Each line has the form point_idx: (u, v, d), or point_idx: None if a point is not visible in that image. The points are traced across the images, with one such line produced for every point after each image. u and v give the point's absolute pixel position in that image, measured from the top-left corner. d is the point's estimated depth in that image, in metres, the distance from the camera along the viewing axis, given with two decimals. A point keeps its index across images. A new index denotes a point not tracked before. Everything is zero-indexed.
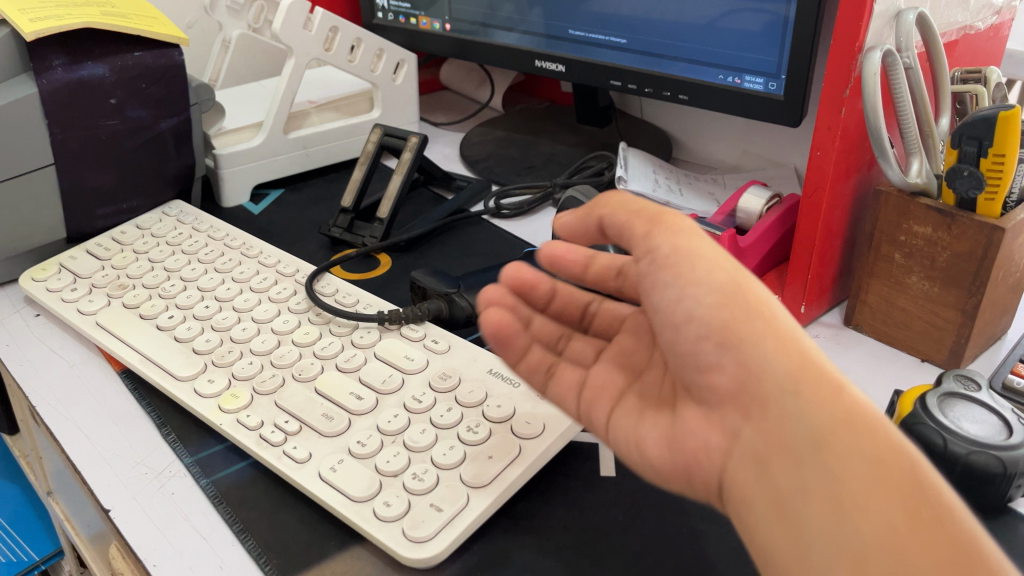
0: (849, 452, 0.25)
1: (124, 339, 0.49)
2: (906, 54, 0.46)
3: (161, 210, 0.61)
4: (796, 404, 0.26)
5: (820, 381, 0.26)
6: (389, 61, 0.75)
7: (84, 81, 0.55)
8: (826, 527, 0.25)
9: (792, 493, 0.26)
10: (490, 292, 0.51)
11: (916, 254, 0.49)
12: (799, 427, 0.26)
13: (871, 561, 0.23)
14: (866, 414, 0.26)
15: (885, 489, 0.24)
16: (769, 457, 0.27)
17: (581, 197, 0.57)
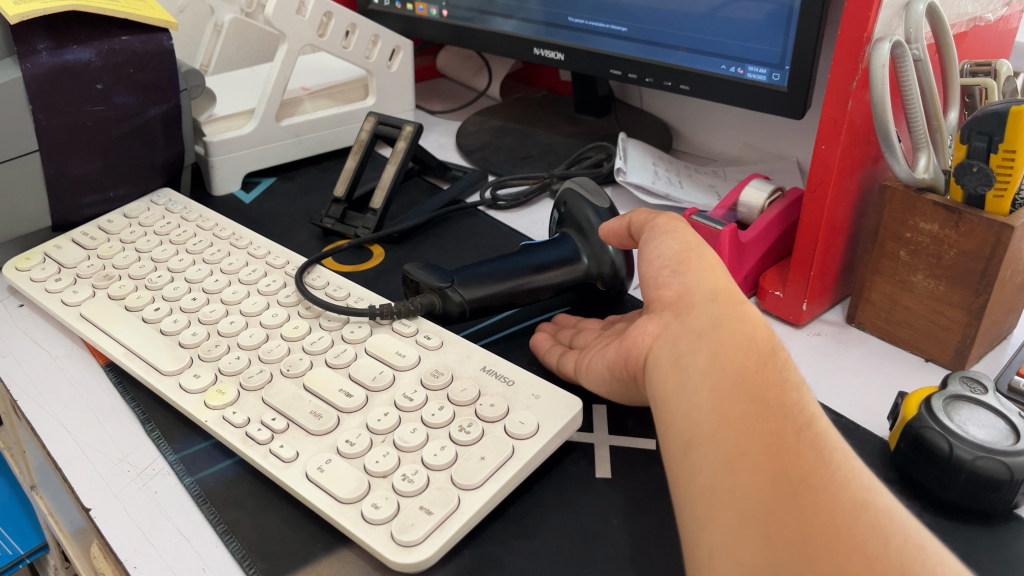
0: (743, 349, 0.35)
1: (108, 331, 0.48)
2: (916, 46, 0.45)
3: (150, 198, 0.60)
4: (710, 313, 0.37)
5: (744, 316, 0.36)
6: (385, 48, 0.73)
7: (69, 65, 0.53)
8: (712, 388, 0.33)
9: (699, 368, 0.35)
10: (485, 285, 0.50)
11: (922, 251, 0.48)
12: (710, 331, 0.36)
13: (735, 406, 0.32)
14: (768, 336, 0.36)
15: (762, 372, 0.33)
16: (685, 350, 0.36)
17: (581, 189, 0.56)
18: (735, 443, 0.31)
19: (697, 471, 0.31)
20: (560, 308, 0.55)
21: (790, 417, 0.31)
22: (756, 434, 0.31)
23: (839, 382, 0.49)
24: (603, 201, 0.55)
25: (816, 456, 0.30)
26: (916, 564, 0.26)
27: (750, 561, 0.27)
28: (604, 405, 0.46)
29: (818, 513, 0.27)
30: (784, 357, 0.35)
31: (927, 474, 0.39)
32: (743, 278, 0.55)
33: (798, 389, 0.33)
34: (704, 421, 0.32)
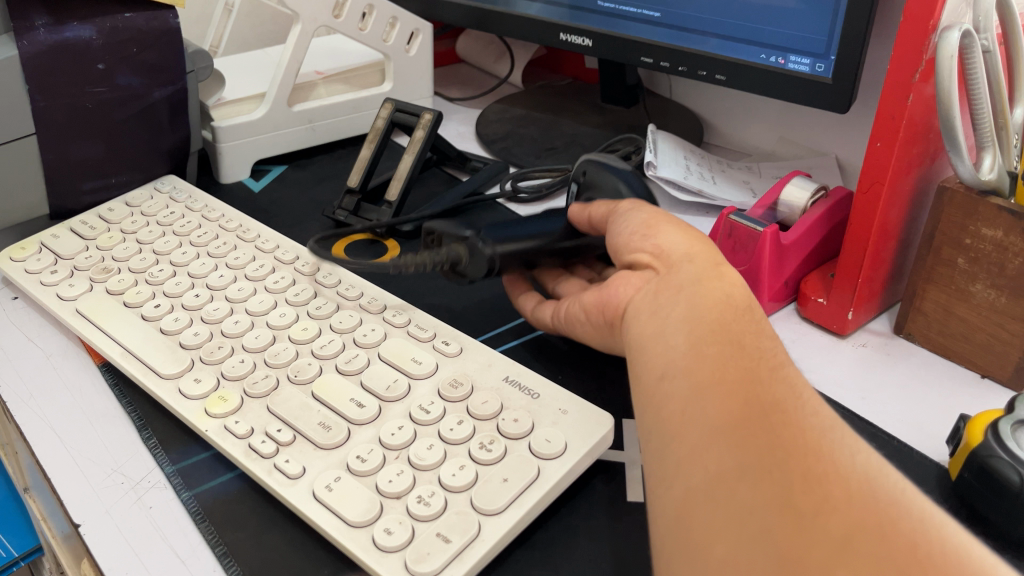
0: (723, 297, 0.33)
1: (105, 329, 0.45)
2: (985, 36, 0.41)
3: (154, 185, 0.57)
4: (691, 265, 0.35)
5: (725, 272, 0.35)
6: (403, 30, 0.70)
7: (69, 43, 0.50)
8: (688, 327, 0.32)
9: (676, 309, 0.33)
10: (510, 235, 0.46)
11: (984, 260, 0.44)
12: (690, 284, 0.34)
13: (710, 344, 0.31)
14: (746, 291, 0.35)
15: (739, 320, 0.32)
16: (663, 299, 0.34)
17: (603, 141, 0.53)
18: (709, 373, 0.30)
19: (667, 399, 0.30)
20: None
21: (765, 359, 0.30)
22: (732, 373, 0.29)
23: (888, 399, 0.45)
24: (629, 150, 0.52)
25: (790, 393, 0.29)
26: (888, 486, 0.25)
27: (716, 471, 0.26)
28: (635, 419, 0.42)
29: (791, 440, 0.26)
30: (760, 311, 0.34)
31: (995, 508, 0.36)
32: (782, 282, 0.51)
33: (772, 339, 0.32)
34: (678, 353, 0.31)
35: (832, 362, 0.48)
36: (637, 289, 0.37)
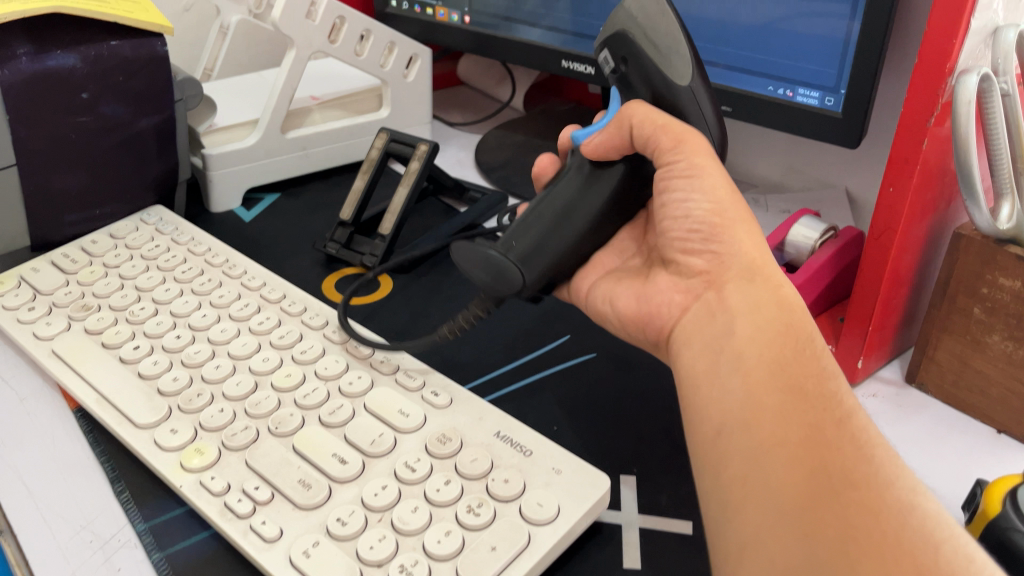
0: (780, 338, 0.34)
1: (81, 373, 0.43)
2: (1004, 79, 0.39)
3: (139, 217, 0.55)
4: (746, 298, 0.36)
5: (784, 302, 0.35)
6: (401, 55, 0.68)
7: (52, 72, 0.48)
8: (745, 374, 0.32)
9: (736, 354, 0.34)
10: (539, 248, 0.43)
11: (1001, 311, 0.42)
12: (744, 314, 0.35)
13: (770, 396, 0.31)
14: (805, 325, 0.35)
15: (798, 362, 0.32)
16: (720, 331, 0.35)
17: (653, 55, 0.42)
18: (769, 431, 0.30)
19: (726, 440, 0.31)
20: (586, 354, 0.49)
21: (828, 408, 0.30)
22: (791, 416, 0.30)
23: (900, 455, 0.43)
24: (679, 75, 0.42)
25: (856, 450, 0.29)
26: (943, 540, 0.26)
27: (783, 556, 0.27)
28: (633, 475, 0.40)
29: (852, 494, 0.27)
30: (820, 345, 0.34)
31: None
32: None
33: (835, 379, 0.32)
34: (736, 405, 0.32)
35: None
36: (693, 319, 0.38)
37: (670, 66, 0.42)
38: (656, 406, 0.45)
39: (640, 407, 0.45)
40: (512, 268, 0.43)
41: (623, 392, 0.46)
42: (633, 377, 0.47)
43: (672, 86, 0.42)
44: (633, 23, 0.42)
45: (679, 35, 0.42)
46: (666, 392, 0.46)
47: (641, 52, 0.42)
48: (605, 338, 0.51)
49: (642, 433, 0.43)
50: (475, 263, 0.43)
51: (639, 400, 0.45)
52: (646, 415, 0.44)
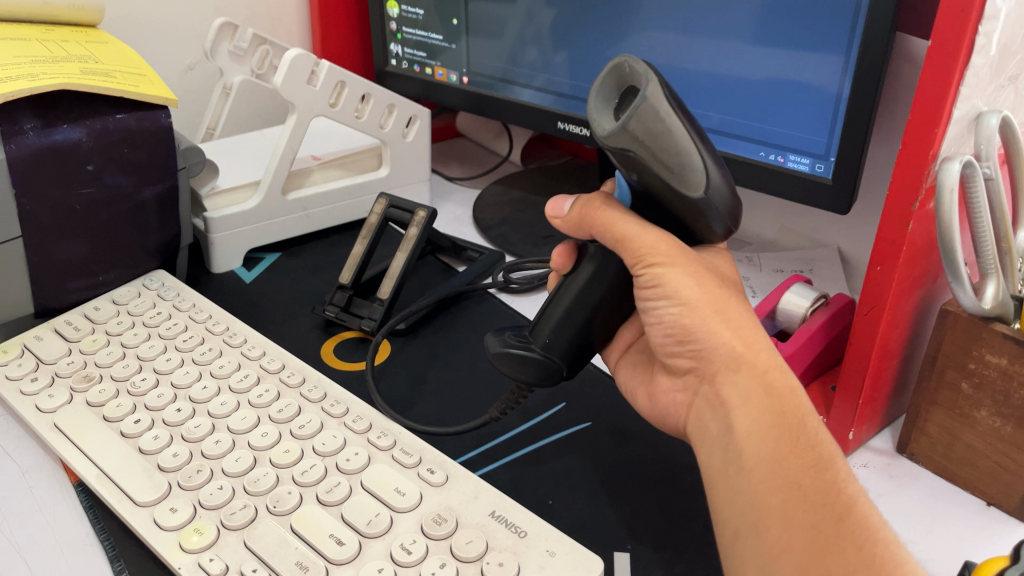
0: (775, 428, 0.36)
1: (82, 448, 0.43)
2: (987, 163, 0.40)
3: (142, 282, 0.56)
4: (739, 390, 0.38)
5: (771, 389, 0.37)
6: (400, 116, 0.70)
7: (58, 146, 0.50)
8: (748, 473, 0.35)
9: (738, 449, 0.36)
10: (563, 332, 0.45)
11: (989, 386, 0.43)
12: (740, 406, 0.37)
13: (773, 497, 0.34)
14: (798, 407, 0.37)
15: (794, 454, 0.35)
16: (725, 428, 0.38)
17: (666, 175, 0.37)
18: (778, 536, 0.33)
19: (744, 549, 0.34)
20: (580, 423, 0.50)
21: (825, 504, 0.33)
22: (798, 526, 0.33)
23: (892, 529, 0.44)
24: (693, 188, 0.37)
25: (859, 556, 0.32)
26: None
27: None
28: (628, 552, 0.41)
29: None
30: (813, 426, 0.36)
31: None
32: None
33: (830, 466, 0.35)
34: (747, 510, 0.34)
35: None
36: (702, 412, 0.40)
37: (684, 183, 0.37)
38: (651, 479, 0.46)
39: (634, 479, 0.45)
40: (540, 357, 0.45)
41: (618, 463, 0.47)
42: (627, 448, 0.48)
43: (688, 194, 0.38)
44: (639, 143, 0.35)
45: (691, 148, 0.36)
46: (660, 463, 0.47)
47: (654, 174, 0.37)
48: (600, 406, 0.51)
49: (636, 508, 0.44)
50: (507, 361, 0.46)
51: (634, 472, 0.46)
52: (640, 489, 0.45)
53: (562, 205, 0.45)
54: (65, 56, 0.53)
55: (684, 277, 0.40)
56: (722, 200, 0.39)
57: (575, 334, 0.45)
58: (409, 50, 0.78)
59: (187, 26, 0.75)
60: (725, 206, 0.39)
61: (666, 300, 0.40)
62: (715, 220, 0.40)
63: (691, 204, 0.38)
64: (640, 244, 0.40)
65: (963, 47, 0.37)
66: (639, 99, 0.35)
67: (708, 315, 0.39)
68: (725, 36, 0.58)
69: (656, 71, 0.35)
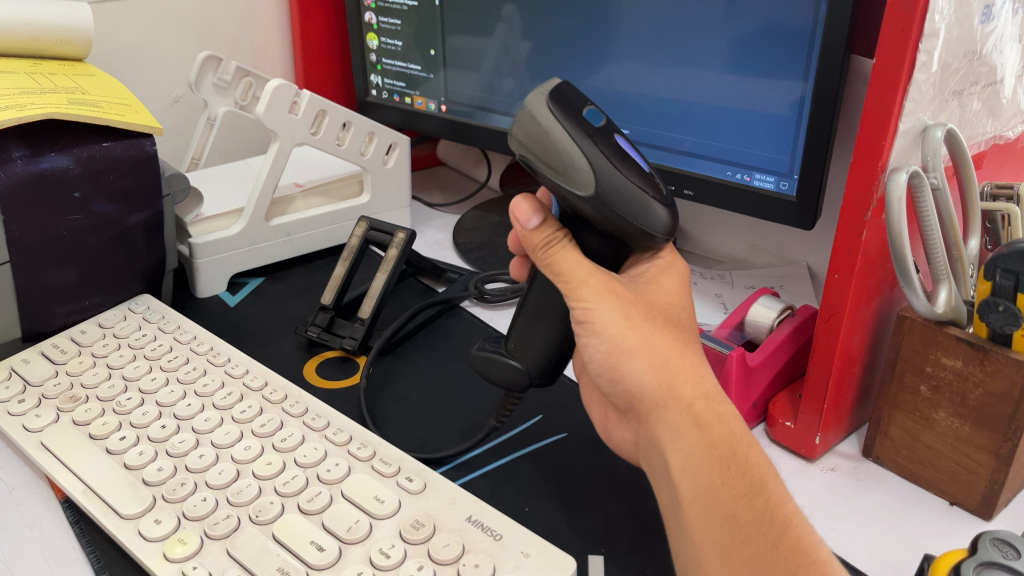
0: (706, 458, 0.36)
1: (68, 465, 0.44)
2: (934, 174, 0.42)
3: (127, 306, 0.58)
4: (670, 426, 0.38)
5: (699, 420, 0.37)
6: (381, 144, 0.72)
7: (46, 174, 0.51)
8: (687, 510, 0.35)
9: (675, 486, 0.36)
10: (534, 342, 0.46)
11: (945, 388, 0.44)
12: (672, 442, 0.37)
13: (712, 532, 0.34)
14: (726, 433, 0.37)
15: (728, 484, 0.35)
16: (662, 461, 0.38)
17: (556, 177, 0.40)
18: (718, 571, 0.34)
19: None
20: (557, 434, 0.51)
21: (761, 532, 0.34)
22: (737, 560, 0.34)
23: (859, 528, 0.45)
24: (584, 189, 0.40)
25: None
26: None
27: None
28: (601, 555, 0.42)
29: None
30: (744, 450, 0.37)
31: None
32: (752, 404, 0.51)
33: (763, 491, 0.35)
34: (690, 545, 0.35)
35: (801, 488, 0.48)
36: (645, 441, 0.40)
37: (570, 181, 0.40)
38: (624, 485, 0.47)
39: (607, 486, 0.47)
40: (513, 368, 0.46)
41: (592, 471, 0.48)
42: (602, 456, 0.49)
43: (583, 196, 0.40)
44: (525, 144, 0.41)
45: (571, 147, 0.39)
46: (634, 471, 0.48)
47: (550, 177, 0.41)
48: (575, 418, 0.53)
49: (609, 514, 0.45)
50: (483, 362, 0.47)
51: (608, 480, 0.47)
52: (614, 495, 0.46)
53: (531, 217, 0.42)
54: (53, 88, 0.55)
55: (610, 313, 0.40)
56: (620, 199, 0.40)
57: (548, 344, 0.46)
58: (389, 81, 0.81)
59: (172, 60, 0.77)
60: (638, 210, 0.40)
61: (593, 337, 0.41)
62: (631, 222, 0.41)
63: (595, 207, 0.40)
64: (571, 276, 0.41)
65: (905, 64, 0.39)
66: (523, 110, 0.41)
67: (634, 353, 0.39)
68: (691, 61, 0.60)
69: (552, 90, 0.41)
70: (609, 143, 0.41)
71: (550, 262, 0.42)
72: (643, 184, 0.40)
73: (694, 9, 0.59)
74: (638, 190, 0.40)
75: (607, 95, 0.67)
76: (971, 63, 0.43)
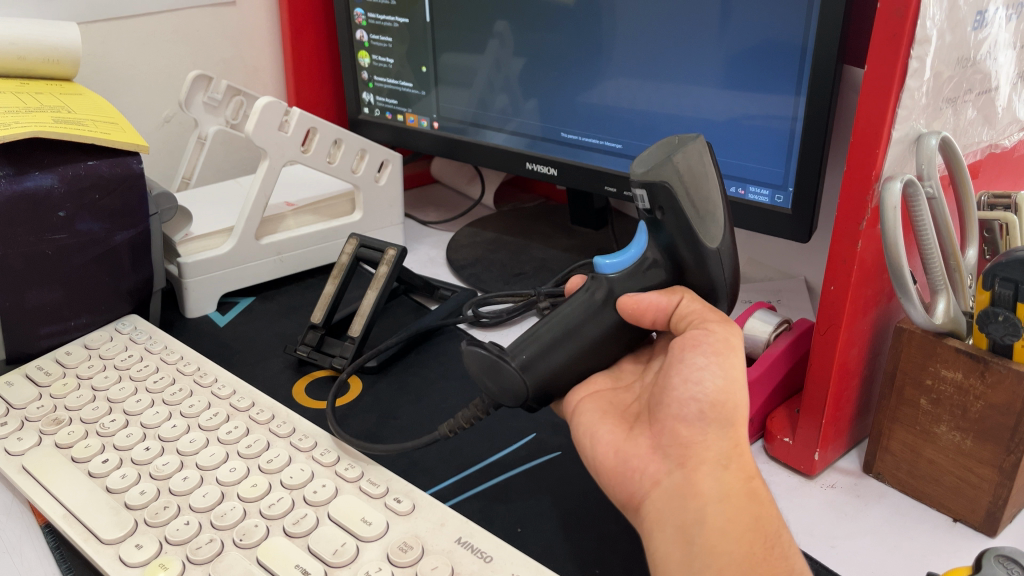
0: (751, 533, 0.35)
1: (49, 488, 0.43)
2: (929, 183, 0.42)
3: (114, 327, 0.57)
4: (721, 484, 0.36)
5: (754, 493, 0.36)
6: (372, 161, 0.71)
7: (30, 193, 0.51)
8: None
9: (709, 545, 0.35)
10: (544, 362, 0.44)
11: (946, 401, 0.43)
12: (717, 500, 0.36)
13: None
14: (769, 513, 0.36)
15: (769, 564, 0.34)
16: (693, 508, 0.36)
17: (691, 218, 0.41)
18: None
19: None
20: (551, 452, 0.50)
21: None
22: None
23: (860, 546, 0.44)
24: (712, 239, 0.42)
25: None
26: None
27: None
28: None
29: None
30: (787, 540, 0.36)
31: None
32: (748, 419, 0.50)
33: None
34: None
35: (801, 505, 0.47)
36: (659, 488, 0.38)
37: (705, 233, 0.41)
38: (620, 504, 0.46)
39: (601, 506, 0.46)
40: (515, 376, 0.43)
41: (587, 489, 0.47)
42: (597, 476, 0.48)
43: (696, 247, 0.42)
44: (679, 177, 0.41)
45: (718, 195, 0.41)
46: None
47: (681, 217, 0.41)
48: (569, 436, 0.52)
49: (604, 533, 0.44)
50: (479, 367, 0.44)
51: (602, 499, 0.46)
52: (609, 514, 0.45)
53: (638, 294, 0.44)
54: (38, 107, 0.55)
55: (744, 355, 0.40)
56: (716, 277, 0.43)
57: (558, 382, 0.45)
58: (381, 99, 0.81)
59: (163, 80, 0.77)
60: (720, 278, 0.43)
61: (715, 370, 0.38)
62: (718, 280, 0.43)
63: (698, 259, 0.42)
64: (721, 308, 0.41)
65: (897, 71, 0.38)
66: (690, 145, 0.41)
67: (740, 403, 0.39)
68: (683, 73, 0.60)
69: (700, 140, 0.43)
70: None
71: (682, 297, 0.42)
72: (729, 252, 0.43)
73: (687, 23, 0.58)
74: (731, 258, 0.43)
75: (601, 112, 0.66)
76: (965, 69, 0.43)
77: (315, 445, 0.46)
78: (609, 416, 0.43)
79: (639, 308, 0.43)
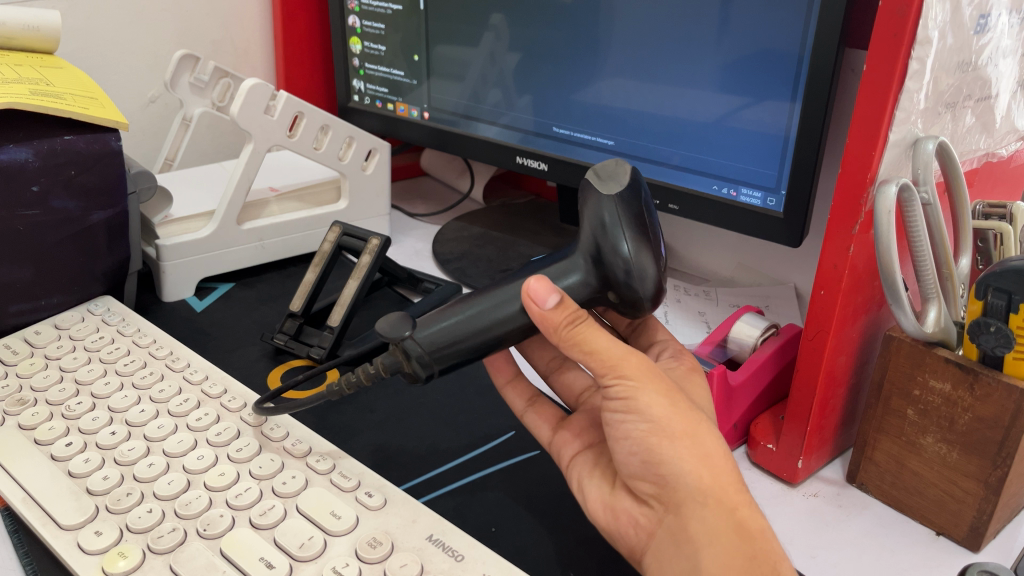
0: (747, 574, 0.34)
1: (9, 471, 0.42)
2: (924, 188, 0.41)
3: (86, 308, 0.55)
4: (708, 525, 0.34)
5: (743, 529, 0.34)
6: (360, 149, 0.70)
7: (3, 165, 0.49)
8: None
9: None
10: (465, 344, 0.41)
11: (933, 412, 0.43)
12: (707, 544, 0.34)
13: None
14: (769, 550, 0.35)
15: None
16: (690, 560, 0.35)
17: (591, 176, 0.42)
18: None
19: None
20: (530, 451, 0.49)
21: None
22: None
23: (840, 557, 0.43)
24: (606, 190, 0.41)
25: None
26: None
27: None
28: None
29: None
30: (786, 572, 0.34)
31: None
32: (732, 424, 0.49)
33: None
34: None
35: (783, 517, 0.46)
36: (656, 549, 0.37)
37: (603, 186, 0.41)
38: None
39: (574, 510, 0.44)
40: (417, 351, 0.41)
41: (562, 493, 0.46)
42: None
43: (604, 228, 0.41)
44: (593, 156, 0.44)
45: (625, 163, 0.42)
46: None
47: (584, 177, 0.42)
48: None
49: (582, 537, 0.42)
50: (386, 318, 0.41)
51: (575, 502, 0.45)
52: (584, 518, 0.44)
53: (547, 296, 0.38)
54: (15, 77, 0.53)
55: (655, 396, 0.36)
56: (613, 237, 0.40)
57: (451, 363, 0.41)
58: (372, 87, 0.79)
59: (149, 57, 0.75)
60: (617, 225, 0.40)
61: (634, 415, 0.37)
62: (615, 239, 0.40)
63: (605, 239, 0.41)
64: (608, 356, 0.37)
65: (897, 71, 0.37)
66: None
67: (677, 438, 0.36)
68: (679, 72, 0.59)
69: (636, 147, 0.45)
70: (650, 203, 0.42)
71: (578, 342, 0.37)
72: (657, 257, 0.41)
73: (685, 20, 0.57)
74: (642, 231, 0.41)
75: (594, 108, 0.65)
76: (965, 76, 0.42)
77: (292, 435, 0.44)
78: (598, 467, 0.42)
79: (544, 312, 0.38)
